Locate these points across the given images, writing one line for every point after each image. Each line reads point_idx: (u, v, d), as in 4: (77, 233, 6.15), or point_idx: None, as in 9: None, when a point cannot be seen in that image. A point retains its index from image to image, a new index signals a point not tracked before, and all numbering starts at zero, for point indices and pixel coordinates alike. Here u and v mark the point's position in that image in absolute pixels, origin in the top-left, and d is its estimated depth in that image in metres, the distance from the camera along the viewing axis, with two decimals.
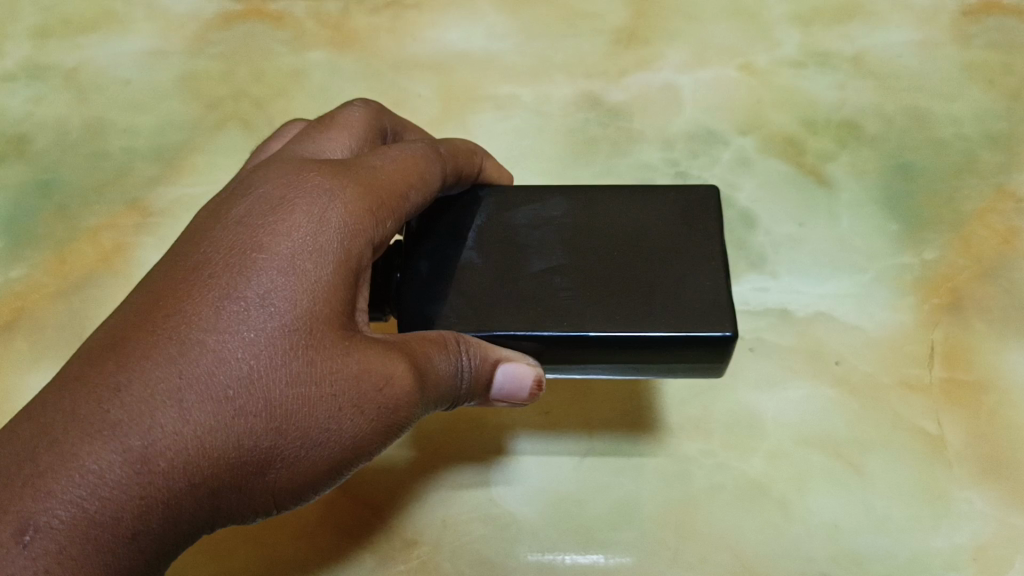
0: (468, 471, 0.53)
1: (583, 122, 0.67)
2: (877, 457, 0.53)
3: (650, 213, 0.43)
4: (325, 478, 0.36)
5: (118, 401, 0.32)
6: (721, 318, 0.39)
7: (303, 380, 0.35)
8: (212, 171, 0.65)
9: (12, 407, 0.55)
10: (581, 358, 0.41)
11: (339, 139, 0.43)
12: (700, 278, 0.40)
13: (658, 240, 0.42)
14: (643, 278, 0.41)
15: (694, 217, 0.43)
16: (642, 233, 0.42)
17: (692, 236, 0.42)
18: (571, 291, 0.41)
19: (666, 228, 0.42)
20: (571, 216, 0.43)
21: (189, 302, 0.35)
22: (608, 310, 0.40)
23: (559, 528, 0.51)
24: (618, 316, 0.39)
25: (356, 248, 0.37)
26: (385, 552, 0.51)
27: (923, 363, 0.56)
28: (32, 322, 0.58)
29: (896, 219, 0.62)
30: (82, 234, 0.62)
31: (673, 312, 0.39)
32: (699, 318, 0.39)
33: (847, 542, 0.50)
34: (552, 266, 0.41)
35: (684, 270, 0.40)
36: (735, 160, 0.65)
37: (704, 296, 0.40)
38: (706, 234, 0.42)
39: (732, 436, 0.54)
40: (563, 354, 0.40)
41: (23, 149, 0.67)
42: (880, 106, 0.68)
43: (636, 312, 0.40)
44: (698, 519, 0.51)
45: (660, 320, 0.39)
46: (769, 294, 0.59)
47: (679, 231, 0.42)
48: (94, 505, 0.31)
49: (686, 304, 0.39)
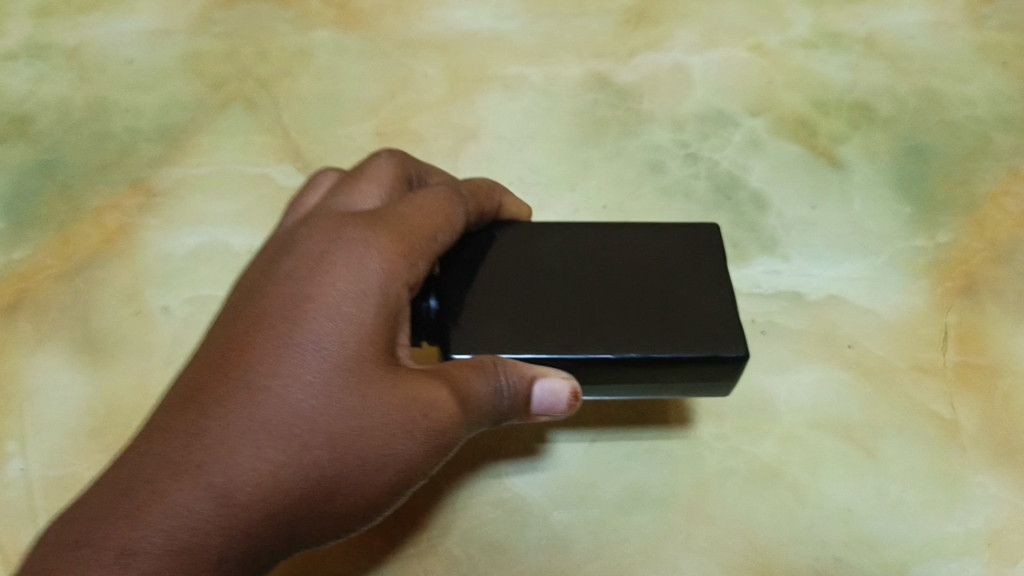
0: (478, 456, 0.52)
1: (592, 103, 0.66)
2: (891, 441, 0.53)
3: (662, 244, 0.44)
4: (384, 501, 0.36)
5: (193, 443, 0.32)
6: (733, 339, 0.40)
7: (363, 412, 0.34)
8: (216, 152, 0.63)
9: (14, 390, 0.54)
10: (600, 381, 0.41)
11: (370, 182, 0.42)
12: (712, 305, 0.41)
13: (672, 271, 0.43)
14: (661, 304, 0.41)
15: (699, 247, 0.44)
16: (653, 262, 0.43)
17: (704, 266, 0.43)
18: (596, 318, 0.41)
19: (678, 257, 0.43)
20: (585, 247, 0.44)
21: (249, 352, 0.34)
22: (631, 335, 0.40)
23: (570, 512, 0.51)
24: (641, 339, 0.40)
25: (399, 285, 0.37)
26: (394, 535, 0.50)
27: (936, 347, 0.55)
28: (35, 304, 0.57)
29: (908, 202, 0.61)
30: (86, 215, 0.60)
31: (691, 335, 0.40)
32: (714, 341, 0.40)
33: (861, 526, 0.50)
34: (577, 294, 0.42)
35: (697, 299, 0.42)
36: (746, 142, 0.64)
37: (712, 319, 0.41)
38: (715, 265, 0.43)
39: (743, 420, 0.53)
40: (589, 377, 0.41)
41: (24, 129, 0.65)
42: (892, 88, 0.67)
43: (655, 334, 0.40)
44: (709, 503, 0.51)
45: (679, 343, 0.40)
46: (781, 277, 0.58)
47: (687, 260, 0.43)
48: (184, 539, 0.31)
49: (701, 329, 0.40)
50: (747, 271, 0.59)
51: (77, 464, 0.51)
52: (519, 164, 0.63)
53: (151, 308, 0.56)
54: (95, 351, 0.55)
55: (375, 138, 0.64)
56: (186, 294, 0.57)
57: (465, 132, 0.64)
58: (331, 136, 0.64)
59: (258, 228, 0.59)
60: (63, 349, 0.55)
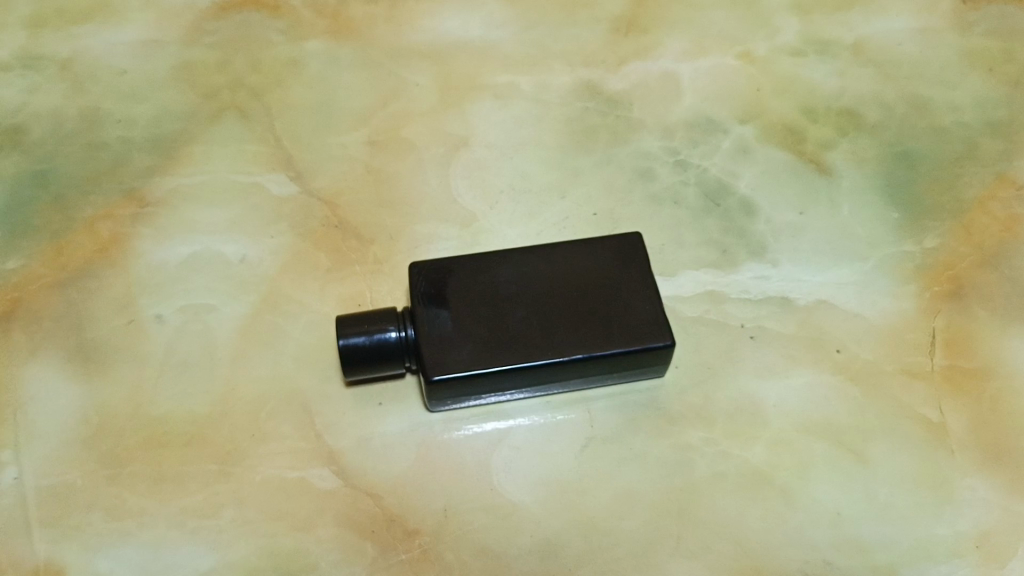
0: (470, 462, 0.52)
1: (582, 111, 0.66)
2: (879, 445, 0.53)
3: (594, 259, 0.54)
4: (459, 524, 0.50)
5: None
6: (662, 331, 0.52)
7: None
8: (209, 161, 0.63)
9: (9, 401, 0.54)
10: (562, 376, 0.52)
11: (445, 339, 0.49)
12: (642, 304, 0.52)
13: (607, 280, 0.53)
14: (602, 311, 0.52)
15: (629, 258, 0.54)
16: (592, 282, 0.53)
17: (627, 272, 0.53)
18: (553, 328, 0.51)
19: (608, 269, 0.53)
20: (535, 272, 0.53)
21: None
22: (583, 339, 0.51)
23: (562, 516, 0.51)
24: (592, 340, 0.51)
25: None
26: (386, 542, 0.50)
27: (924, 351, 0.56)
28: (28, 314, 0.57)
29: (896, 207, 0.62)
30: (79, 225, 0.60)
31: (628, 331, 0.51)
32: (646, 335, 0.51)
33: (850, 530, 0.51)
34: (531, 311, 0.52)
35: (628, 301, 0.52)
36: (735, 148, 0.65)
37: (644, 318, 0.52)
38: (639, 271, 0.53)
39: (733, 425, 0.54)
40: (551, 373, 0.51)
41: (17, 140, 0.65)
42: (879, 95, 0.68)
43: (599, 335, 0.51)
44: (701, 507, 0.51)
45: (619, 338, 0.51)
46: (770, 283, 0.59)
47: (620, 272, 0.53)
48: None
49: (634, 324, 0.51)
50: (736, 276, 0.59)
51: (68, 474, 0.51)
52: (509, 172, 0.63)
53: (144, 317, 0.56)
54: (88, 360, 0.55)
55: (367, 146, 0.64)
56: (179, 303, 0.57)
57: (457, 140, 0.65)
58: (324, 145, 0.64)
59: (250, 237, 0.60)
60: (57, 359, 0.55)
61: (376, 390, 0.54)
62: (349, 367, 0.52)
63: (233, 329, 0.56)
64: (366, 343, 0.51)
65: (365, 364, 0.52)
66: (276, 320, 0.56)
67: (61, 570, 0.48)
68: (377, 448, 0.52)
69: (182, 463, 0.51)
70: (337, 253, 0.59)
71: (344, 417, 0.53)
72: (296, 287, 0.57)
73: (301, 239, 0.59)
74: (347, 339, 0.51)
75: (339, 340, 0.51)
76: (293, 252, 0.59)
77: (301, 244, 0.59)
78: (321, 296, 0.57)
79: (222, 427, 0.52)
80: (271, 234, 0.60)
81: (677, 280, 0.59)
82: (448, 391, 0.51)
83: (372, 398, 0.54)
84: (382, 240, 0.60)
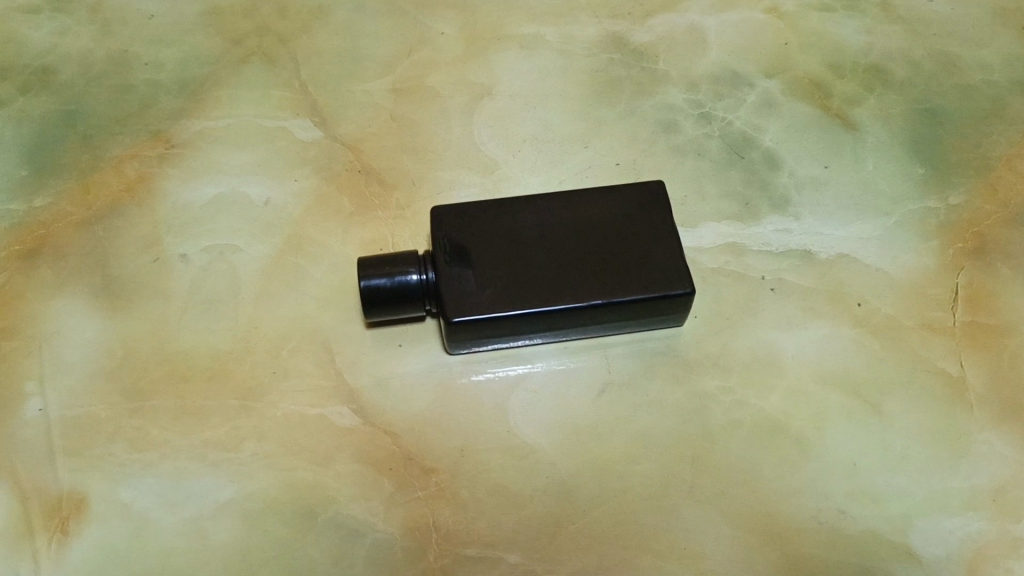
0: (488, 403, 0.53)
1: (607, 63, 0.66)
2: (897, 397, 0.53)
3: (613, 206, 0.54)
4: (479, 470, 0.51)
5: None
6: (682, 278, 0.52)
7: None
8: (235, 105, 0.64)
9: (36, 333, 0.55)
10: (581, 321, 0.52)
11: None
12: (661, 252, 0.52)
13: (627, 227, 0.53)
14: (622, 257, 0.52)
15: (649, 206, 0.54)
16: (612, 229, 0.53)
17: (647, 219, 0.53)
18: (572, 274, 0.51)
19: (628, 216, 0.53)
20: (555, 219, 0.53)
21: None
22: (602, 284, 0.51)
23: (577, 459, 0.51)
24: (611, 286, 0.51)
25: None
26: (404, 479, 0.50)
27: (945, 306, 0.56)
28: (55, 250, 0.57)
29: (921, 163, 0.62)
30: (106, 164, 0.61)
31: (648, 278, 0.51)
32: (666, 283, 0.51)
33: (865, 479, 0.51)
34: (550, 257, 0.52)
35: (648, 248, 0.52)
36: (760, 103, 0.64)
37: (665, 265, 0.52)
38: (659, 219, 0.53)
39: (750, 374, 0.54)
40: (569, 318, 0.51)
41: (47, 80, 0.66)
42: (908, 52, 0.67)
43: (618, 282, 0.51)
44: (715, 454, 0.51)
45: (638, 284, 0.51)
46: (791, 236, 0.59)
47: (640, 219, 0.53)
48: None
49: (654, 270, 0.52)
50: (758, 229, 0.59)
51: (93, 405, 0.52)
52: (532, 121, 0.63)
53: (169, 256, 0.57)
54: (114, 296, 0.56)
55: (391, 94, 0.64)
56: (204, 243, 0.58)
57: (481, 90, 0.65)
58: (348, 92, 0.64)
59: (274, 180, 0.60)
60: (84, 294, 0.56)
61: (397, 331, 0.54)
62: (370, 309, 0.52)
63: (256, 270, 0.56)
64: (388, 285, 0.52)
65: (386, 305, 0.52)
66: (299, 262, 0.57)
67: (85, 497, 0.50)
68: (397, 388, 0.53)
69: (205, 397, 0.52)
70: (360, 197, 0.59)
71: (365, 357, 0.54)
72: (319, 230, 0.58)
73: (324, 183, 0.60)
74: (369, 280, 0.52)
75: (361, 281, 0.52)
76: (317, 195, 0.59)
77: (325, 187, 0.60)
78: (343, 239, 0.58)
79: (244, 364, 0.53)
80: (295, 177, 0.60)
81: (698, 232, 0.59)
82: (466, 334, 0.52)
83: (392, 339, 0.54)
84: (405, 187, 0.60)
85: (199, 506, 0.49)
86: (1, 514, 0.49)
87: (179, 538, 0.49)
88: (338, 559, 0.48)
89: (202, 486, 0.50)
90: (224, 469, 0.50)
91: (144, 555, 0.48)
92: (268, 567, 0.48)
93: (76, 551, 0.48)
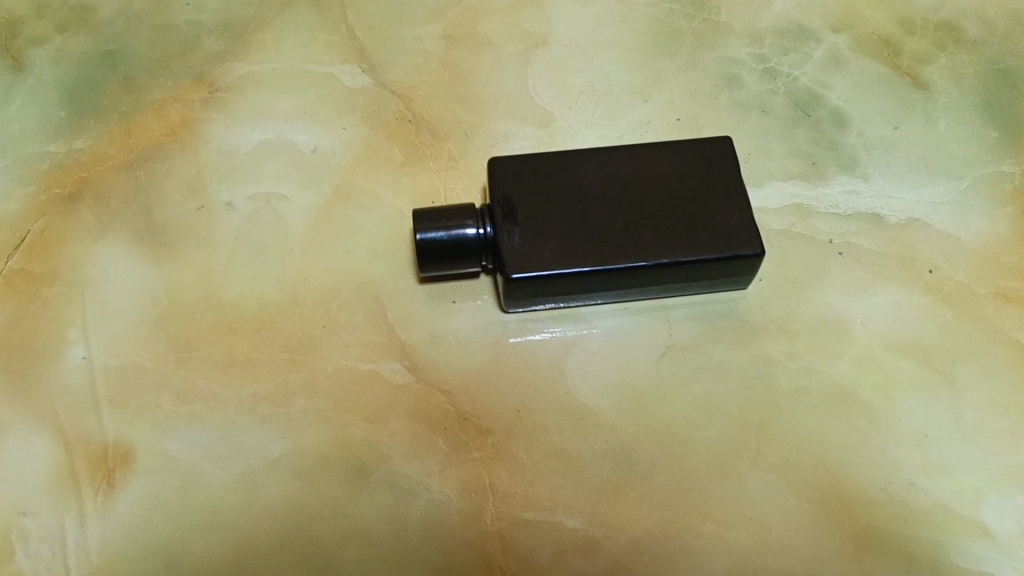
0: (545, 363, 0.51)
1: (667, 13, 0.63)
2: (969, 367, 0.51)
3: (679, 161, 0.51)
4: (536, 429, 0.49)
5: None
6: (752, 239, 0.49)
7: None
8: (280, 48, 0.61)
9: (78, 279, 0.53)
10: (645, 280, 0.50)
11: None
12: (730, 210, 0.50)
13: (694, 183, 0.50)
14: (689, 214, 0.49)
15: (717, 161, 0.51)
16: (679, 185, 0.50)
17: (715, 176, 0.51)
18: (637, 231, 0.49)
19: (695, 172, 0.51)
20: (618, 173, 0.51)
21: None
22: (669, 243, 0.49)
23: (637, 422, 0.49)
24: (678, 244, 0.49)
25: None
26: (458, 438, 0.48)
27: (1021, 276, 0.54)
28: (97, 193, 0.55)
29: (995, 126, 0.59)
30: (149, 107, 0.59)
31: (716, 238, 0.49)
32: (735, 243, 0.49)
33: (936, 451, 0.49)
34: (614, 213, 0.49)
35: (716, 206, 0.50)
36: (826, 59, 0.62)
37: (734, 224, 0.49)
38: (727, 176, 0.51)
39: (817, 340, 0.52)
40: (633, 276, 0.49)
41: (85, 19, 0.63)
42: (981, 9, 0.64)
43: (686, 241, 0.49)
44: (780, 421, 0.50)
45: (707, 243, 0.49)
46: (860, 197, 0.56)
47: (708, 175, 0.51)
48: None
49: (723, 229, 0.49)
50: (825, 189, 0.57)
51: (139, 355, 0.50)
52: (589, 73, 0.61)
53: (214, 203, 0.55)
54: (158, 243, 0.54)
55: (442, 41, 0.62)
56: (250, 190, 0.55)
57: (535, 38, 0.62)
58: (398, 38, 0.62)
59: (322, 126, 0.58)
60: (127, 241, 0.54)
61: (451, 287, 0.52)
62: (425, 263, 0.50)
63: (304, 219, 0.54)
64: (445, 238, 0.49)
65: (441, 260, 0.50)
66: (349, 213, 0.55)
67: (132, 449, 0.48)
68: (450, 344, 0.51)
69: (253, 349, 0.50)
70: (410, 147, 0.57)
71: (418, 312, 0.52)
72: (369, 180, 0.56)
73: (374, 131, 0.57)
74: (425, 233, 0.49)
75: (417, 233, 0.49)
76: (366, 144, 0.57)
77: (374, 136, 0.57)
78: (394, 190, 0.55)
79: (293, 317, 0.51)
80: (343, 125, 0.58)
81: (764, 191, 0.56)
82: (526, 291, 0.49)
83: (446, 295, 0.52)
84: (457, 137, 0.58)
85: (248, 460, 0.48)
86: (47, 463, 0.48)
87: (228, 493, 0.47)
88: (391, 518, 0.47)
89: (252, 441, 0.48)
90: (274, 424, 0.48)
91: (193, 510, 0.47)
92: (320, 524, 0.46)
93: (123, 504, 0.47)
